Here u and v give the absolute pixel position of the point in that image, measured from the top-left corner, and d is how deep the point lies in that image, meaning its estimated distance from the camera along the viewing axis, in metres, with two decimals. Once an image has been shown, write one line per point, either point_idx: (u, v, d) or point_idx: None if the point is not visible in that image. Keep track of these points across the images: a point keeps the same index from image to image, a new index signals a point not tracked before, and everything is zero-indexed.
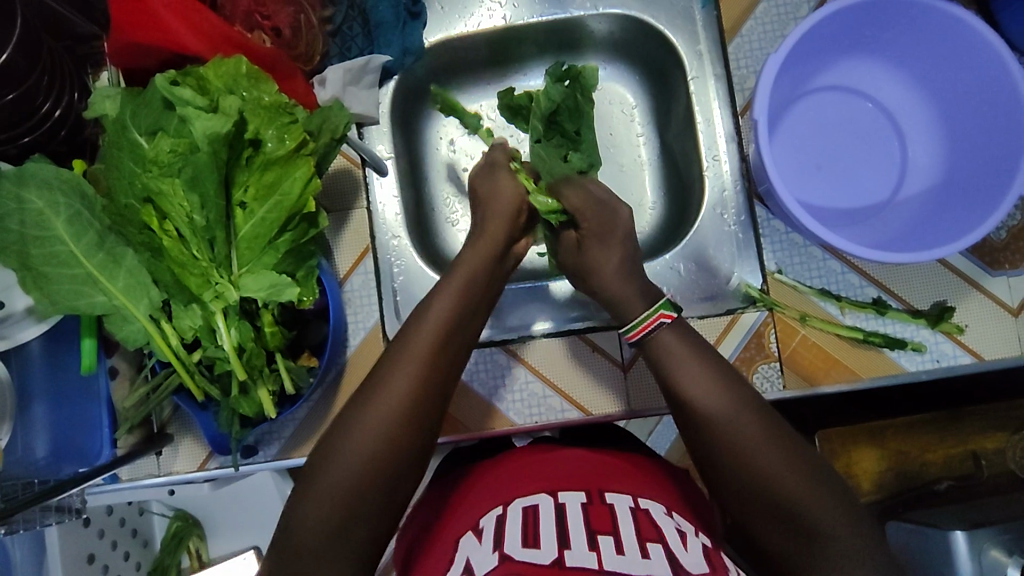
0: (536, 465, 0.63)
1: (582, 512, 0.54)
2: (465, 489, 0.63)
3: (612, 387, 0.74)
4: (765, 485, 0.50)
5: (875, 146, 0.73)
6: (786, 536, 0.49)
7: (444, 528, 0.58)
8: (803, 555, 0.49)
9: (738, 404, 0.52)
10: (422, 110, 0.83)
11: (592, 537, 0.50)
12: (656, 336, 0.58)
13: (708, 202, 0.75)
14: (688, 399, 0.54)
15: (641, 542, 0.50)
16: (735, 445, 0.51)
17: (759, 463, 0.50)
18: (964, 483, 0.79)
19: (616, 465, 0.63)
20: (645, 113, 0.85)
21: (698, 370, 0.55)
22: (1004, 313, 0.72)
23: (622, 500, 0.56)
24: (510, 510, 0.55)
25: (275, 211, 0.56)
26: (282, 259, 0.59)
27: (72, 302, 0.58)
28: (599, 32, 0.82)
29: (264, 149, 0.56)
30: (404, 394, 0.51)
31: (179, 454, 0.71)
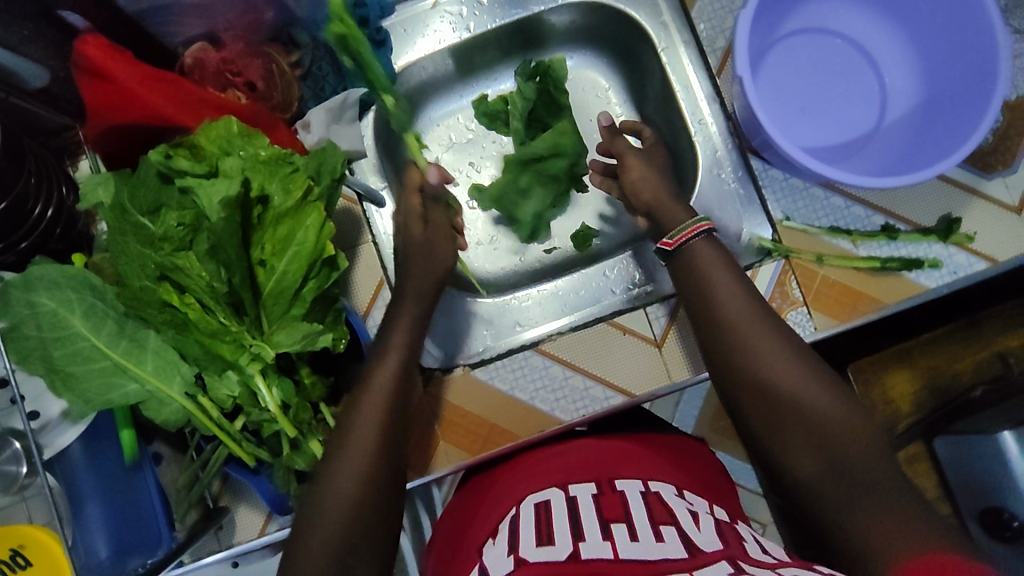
0: (550, 460, 0.66)
1: (596, 504, 0.55)
2: (485, 496, 0.66)
3: (649, 364, 0.74)
4: (791, 407, 0.53)
5: (852, 78, 0.75)
6: (816, 475, 0.51)
7: (470, 535, 0.60)
8: (831, 491, 0.50)
9: (758, 325, 0.58)
10: None
11: (605, 526, 0.51)
12: (692, 244, 0.64)
13: (703, 166, 0.77)
14: (718, 327, 0.59)
15: (654, 526, 0.51)
16: (757, 370, 0.56)
17: (775, 387, 0.54)
18: (995, 381, 0.91)
19: (629, 451, 0.66)
20: (620, 93, 0.89)
21: (733, 289, 0.61)
22: (1007, 213, 0.74)
23: (634, 487, 0.58)
24: (524, 509, 0.58)
25: (294, 263, 0.56)
26: (310, 308, 0.58)
27: (105, 396, 0.57)
28: (561, 23, 0.84)
29: (272, 204, 0.55)
30: (373, 436, 0.54)
31: (237, 525, 0.69)
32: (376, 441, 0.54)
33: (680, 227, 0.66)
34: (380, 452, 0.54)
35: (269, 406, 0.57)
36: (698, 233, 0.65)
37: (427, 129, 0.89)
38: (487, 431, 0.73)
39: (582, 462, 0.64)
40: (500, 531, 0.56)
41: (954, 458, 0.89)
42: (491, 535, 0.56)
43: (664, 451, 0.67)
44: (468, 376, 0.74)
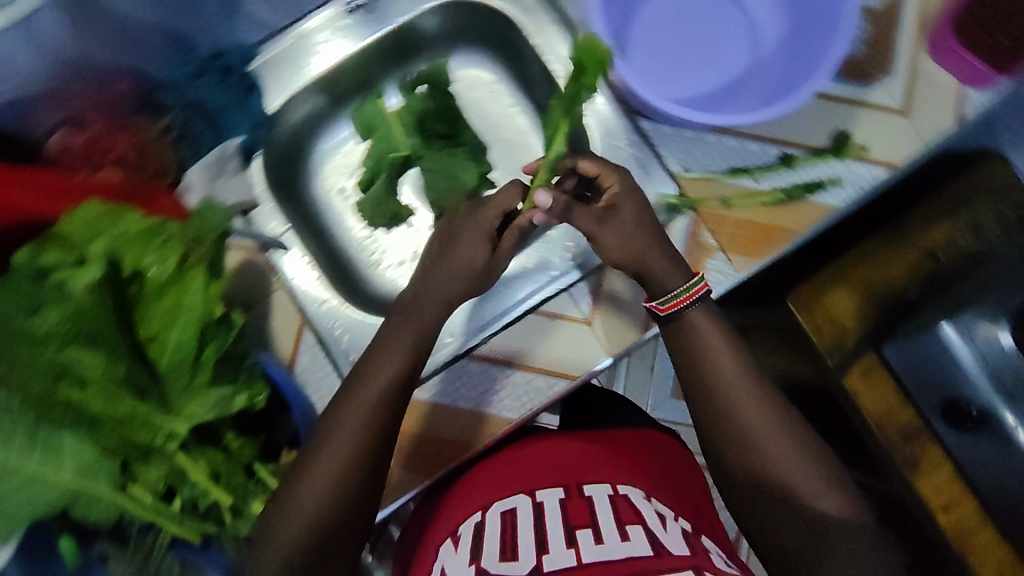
0: (526, 456, 0.82)
1: (563, 509, 0.70)
2: (461, 486, 0.82)
3: (584, 344, 0.74)
4: (777, 487, 0.62)
5: (720, 21, 0.75)
6: (782, 529, 0.61)
7: (441, 527, 0.77)
8: (794, 540, 0.61)
9: (748, 403, 0.63)
10: (301, 171, 0.84)
11: (572, 534, 0.65)
12: (688, 312, 0.66)
13: (598, 138, 0.76)
14: (711, 391, 0.64)
15: (621, 526, 0.65)
16: (746, 435, 0.63)
17: (762, 459, 0.62)
18: (929, 278, 0.93)
19: (595, 451, 0.82)
20: (507, 84, 0.89)
21: (733, 368, 0.64)
22: (895, 116, 0.75)
23: (602, 492, 0.73)
24: (489, 516, 0.73)
25: (186, 330, 0.53)
26: (217, 372, 0.56)
27: (29, 513, 0.47)
28: (429, 27, 0.84)
29: (149, 276, 0.53)
30: (337, 471, 0.59)
31: None
32: (338, 476, 0.59)
33: (681, 285, 0.66)
34: (346, 486, 0.59)
35: (198, 479, 0.56)
36: (695, 297, 0.65)
37: (324, 157, 0.86)
38: (435, 444, 0.73)
39: (552, 466, 0.79)
40: (461, 531, 0.73)
41: (904, 362, 0.92)
42: (451, 537, 0.73)
43: (637, 459, 0.82)
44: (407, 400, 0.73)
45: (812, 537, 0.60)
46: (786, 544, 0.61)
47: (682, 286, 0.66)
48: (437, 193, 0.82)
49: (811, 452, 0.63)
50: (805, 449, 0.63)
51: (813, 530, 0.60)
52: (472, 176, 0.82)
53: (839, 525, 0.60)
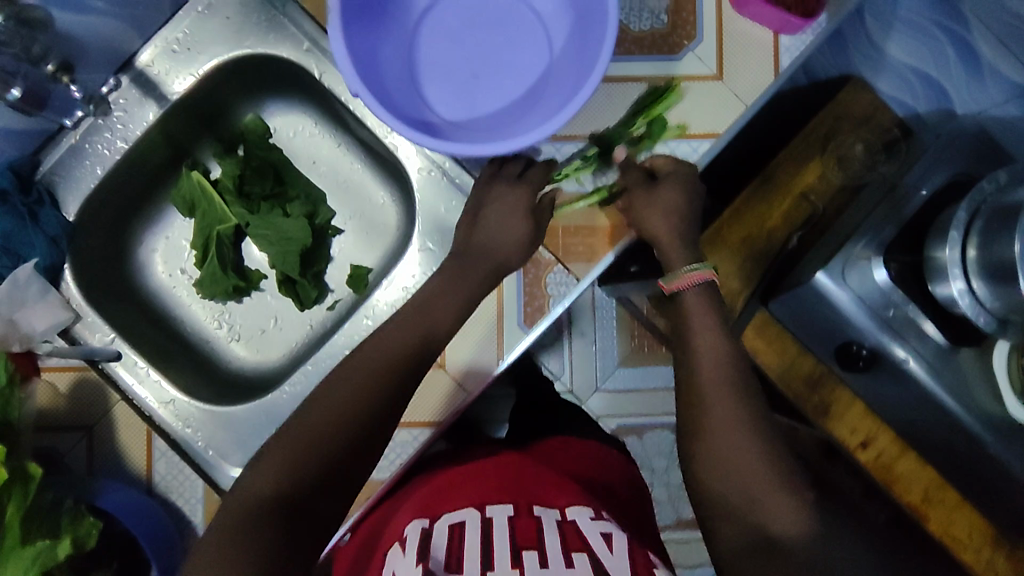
0: (467, 470, 0.71)
1: (510, 527, 0.60)
2: (400, 502, 0.70)
3: (441, 392, 0.78)
4: (727, 467, 0.58)
5: (508, 22, 0.71)
6: (732, 519, 0.57)
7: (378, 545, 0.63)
8: (737, 525, 0.57)
9: (727, 382, 0.61)
10: (132, 265, 0.83)
11: (516, 554, 0.55)
12: (690, 290, 0.65)
13: (417, 170, 0.75)
14: (693, 352, 0.63)
15: (566, 553, 0.56)
16: (706, 411, 0.60)
17: (716, 443, 0.59)
18: (806, 224, 0.92)
19: (542, 473, 0.71)
20: (326, 125, 0.85)
21: (717, 355, 0.62)
22: (713, 84, 0.73)
23: (551, 514, 0.62)
24: (438, 526, 0.61)
25: None
26: (33, 525, 0.55)
27: None
28: (223, 87, 0.79)
29: None
30: (362, 395, 0.57)
31: None
32: (359, 404, 0.57)
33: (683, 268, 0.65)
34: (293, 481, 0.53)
35: None
36: (698, 280, 0.65)
37: (155, 245, 0.84)
38: None
39: (503, 482, 0.67)
40: (406, 536, 0.61)
41: (794, 317, 0.88)
42: (398, 540, 0.61)
43: (581, 483, 0.72)
44: None
45: (733, 502, 0.57)
46: (718, 513, 0.58)
47: (682, 269, 0.65)
48: (274, 257, 0.79)
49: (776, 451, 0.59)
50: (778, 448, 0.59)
51: (744, 491, 0.57)
52: (304, 231, 0.79)
53: (776, 501, 0.56)
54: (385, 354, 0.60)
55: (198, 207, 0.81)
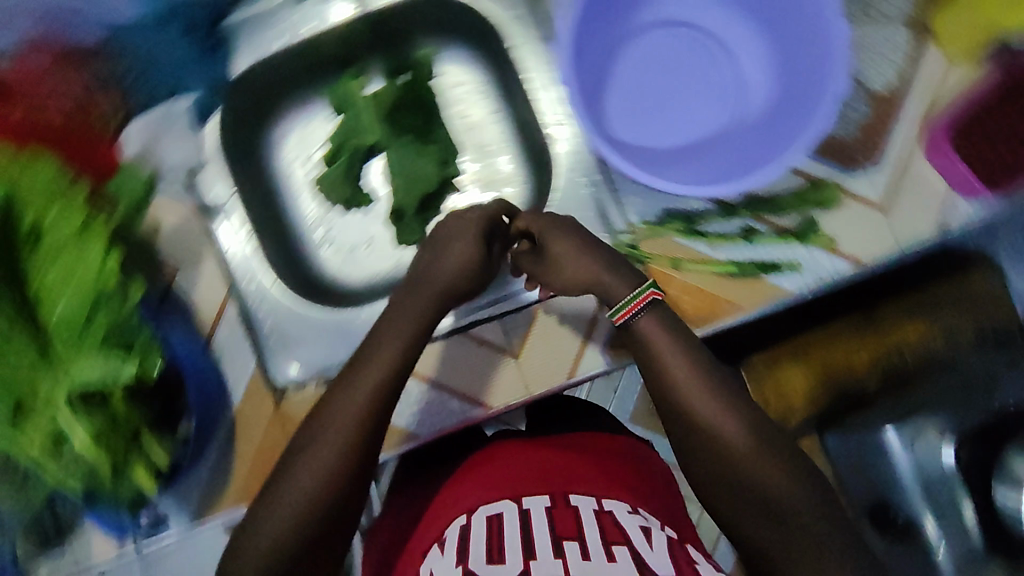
0: (494, 475, 0.74)
1: (548, 517, 0.63)
2: (436, 501, 0.75)
3: (505, 376, 0.73)
4: (760, 495, 0.53)
5: (706, 72, 0.72)
6: (766, 531, 0.53)
7: (420, 536, 0.70)
8: (775, 543, 0.53)
9: (707, 394, 0.57)
10: (263, 139, 0.83)
11: (558, 543, 0.58)
12: (640, 319, 0.60)
13: (563, 167, 0.74)
14: (675, 393, 0.57)
15: (607, 546, 0.58)
16: (710, 436, 0.55)
17: (736, 467, 0.54)
18: (894, 376, 0.90)
19: (576, 466, 0.74)
20: (490, 90, 0.86)
21: (689, 370, 0.57)
22: (870, 211, 0.71)
23: (586, 504, 0.66)
24: (475, 519, 0.65)
25: (80, 293, 0.57)
26: (107, 340, 0.57)
27: None
28: (416, 17, 0.83)
29: (45, 235, 0.57)
30: (345, 439, 0.56)
31: (87, 551, 0.69)
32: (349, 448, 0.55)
33: (625, 296, 0.62)
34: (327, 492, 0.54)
35: (77, 441, 0.56)
36: (643, 303, 0.61)
37: (291, 130, 0.85)
38: None
39: (541, 477, 0.72)
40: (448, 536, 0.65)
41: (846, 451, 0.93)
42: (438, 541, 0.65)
43: (608, 466, 0.76)
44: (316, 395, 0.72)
45: (779, 526, 0.52)
46: (755, 542, 0.54)
47: (627, 296, 0.62)
48: (395, 188, 0.81)
49: (750, 412, 0.56)
50: (779, 441, 0.55)
51: (777, 519, 0.53)
52: (432, 175, 0.81)
53: (809, 509, 0.52)
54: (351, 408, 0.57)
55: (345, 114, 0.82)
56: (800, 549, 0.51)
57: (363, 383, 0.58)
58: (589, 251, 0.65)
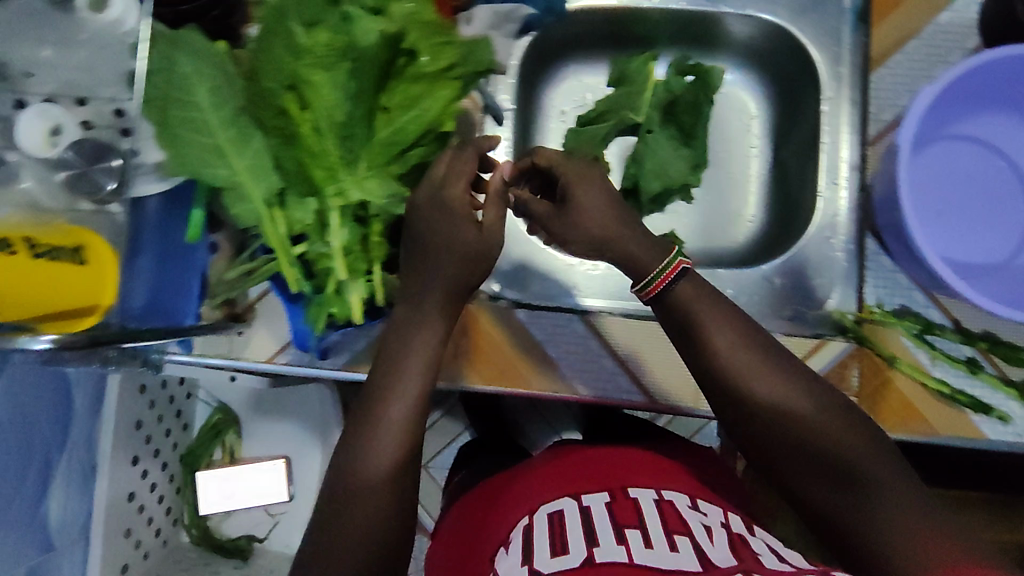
0: (542, 477, 0.72)
1: (609, 510, 0.62)
2: (501, 496, 0.73)
3: (678, 380, 0.74)
4: (825, 467, 0.55)
5: (1002, 207, 0.71)
6: (820, 485, 0.55)
7: (493, 532, 0.67)
8: (834, 496, 0.55)
9: (756, 361, 0.58)
10: (545, 74, 0.87)
11: (620, 532, 0.57)
12: (676, 288, 0.60)
13: (817, 222, 0.73)
14: (721, 368, 0.59)
15: (668, 534, 0.57)
16: (764, 408, 0.57)
17: (795, 437, 0.56)
18: None
19: (632, 460, 0.72)
20: (765, 127, 0.85)
21: (733, 334, 0.59)
22: None
23: (647, 494, 0.65)
24: (537, 517, 0.63)
25: (413, 123, 0.59)
26: (406, 170, 0.63)
27: (198, 168, 0.62)
28: (737, 34, 0.82)
29: (416, 62, 0.58)
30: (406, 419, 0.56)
31: (248, 346, 0.72)
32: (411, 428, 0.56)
33: (656, 267, 0.61)
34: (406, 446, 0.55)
35: (333, 242, 0.62)
36: (677, 273, 0.60)
37: (570, 77, 0.88)
38: (501, 367, 0.74)
39: (591, 476, 0.70)
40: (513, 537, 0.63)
41: None
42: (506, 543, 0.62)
43: (665, 464, 0.73)
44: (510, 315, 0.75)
45: (851, 495, 0.54)
46: (825, 507, 0.55)
47: (657, 267, 0.61)
48: (642, 169, 0.81)
49: (815, 392, 0.57)
50: (837, 409, 0.57)
51: (849, 488, 0.54)
52: (679, 175, 0.81)
53: (884, 473, 0.53)
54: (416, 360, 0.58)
55: (626, 85, 0.83)
56: (875, 515, 0.52)
57: (420, 328, 0.59)
58: (728, 318, 0.59)
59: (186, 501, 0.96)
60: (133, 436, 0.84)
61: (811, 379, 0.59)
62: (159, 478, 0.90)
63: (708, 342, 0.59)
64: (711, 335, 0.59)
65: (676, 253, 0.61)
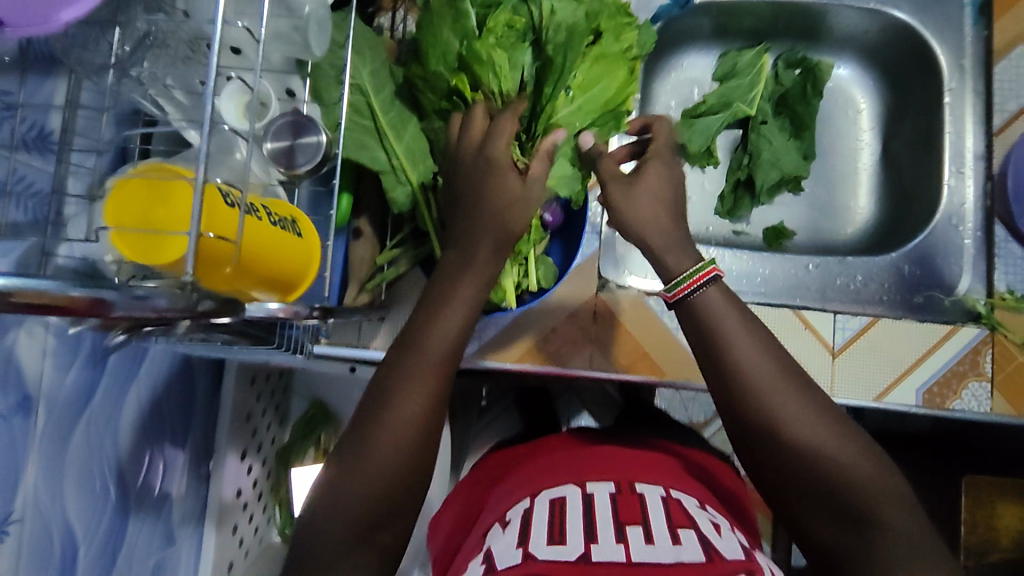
0: (535, 467, 0.69)
1: (612, 503, 0.58)
2: (507, 479, 0.69)
3: (817, 373, 0.71)
4: (837, 493, 0.49)
5: None
6: (827, 520, 0.50)
7: (484, 515, 0.63)
8: (839, 532, 0.49)
9: (777, 378, 0.52)
10: (657, 65, 0.87)
11: (620, 529, 0.54)
12: (699, 295, 0.54)
13: (943, 211, 0.75)
14: (741, 378, 0.52)
15: (672, 529, 0.54)
16: (781, 423, 0.51)
17: (805, 457, 0.50)
18: None
19: (647, 463, 0.67)
20: (874, 118, 0.86)
21: (758, 345, 0.52)
22: None
23: (653, 491, 0.61)
24: (538, 501, 0.60)
25: (590, 105, 0.61)
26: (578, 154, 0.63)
27: (358, 151, 0.61)
28: (853, 28, 0.83)
29: (601, 43, 0.59)
30: (419, 423, 0.48)
31: (379, 332, 0.73)
32: (419, 436, 0.48)
33: (683, 272, 0.54)
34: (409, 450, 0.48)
35: None
36: (708, 278, 0.54)
37: (678, 68, 0.88)
38: (637, 356, 0.74)
39: (603, 466, 0.66)
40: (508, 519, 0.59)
41: None
42: (500, 522, 0.59)
43: (671, 468, 0.68)
44: (640, 301, 0.75)
45: (857, 529, 0.49)
46: (825, 537, 0.50)
47: (684, 272, 0.54)
48: (755, 160, 0.82)
49: (830, 416, 0.51)
50: (853, 439, 0.51)
51: (861, 522, 0.48)
52: (793, 166, 0.82)
53: (895, 512, 0.48)
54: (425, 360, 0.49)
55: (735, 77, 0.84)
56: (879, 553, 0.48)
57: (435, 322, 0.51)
58: (752, 330, 0.53)
59: (278, 502, 0.91)
60: (243, 430, 0.81)
61: (831, 405, 0.53)
62: (259, 474, 0.86)
63: (725, 350, 0.52)
64: (730, 345, 0.52)
65: (707, 261, 0.55)
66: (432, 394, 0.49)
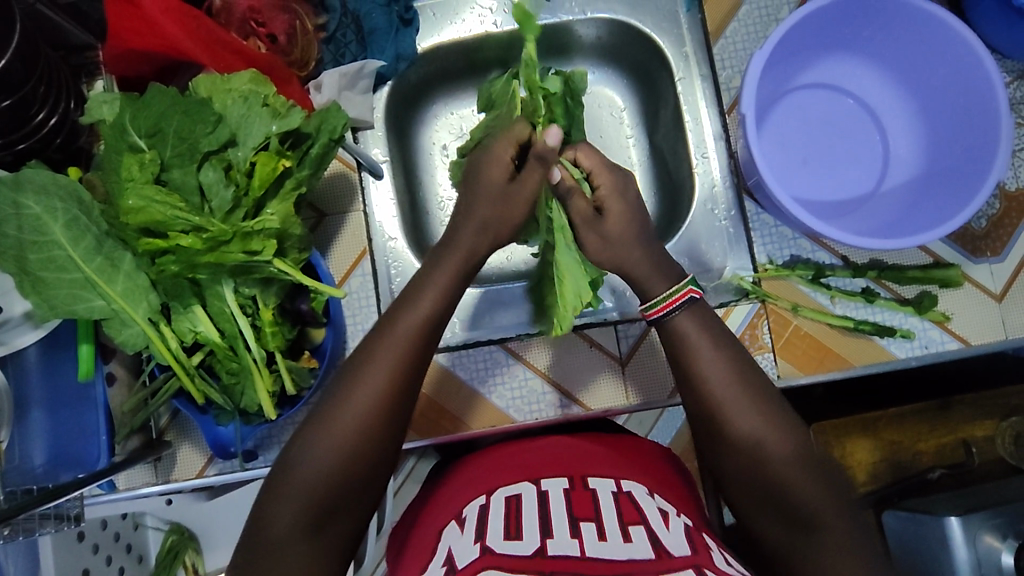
0: (517, 456, 0.63)
1: (567, 500, 0.53)
2: (451, 479, 0.63)
3: (613, 381, 0.76)
4: (779, 488, 0.49)
5: (857, 140, 0.74)
6: (776, 522, 0.49)
7: (427, 523, 0.58)
8: (787, 536, 0.48)
9: (740, 395, 0.51)
10: (416, 115, 0.83)
11: (574, 525, 0.49)
12: (674, 317, 0.56)
13: (698, 200, 0.76)
14: (684, 362, 0.54)
15: (622, 525, 0.49)
16: (728, 423, 0.51)
17: (756, 453, 0.50)
18: (955, 467, 0.83)
19: (598, 451, 0.63)
20: (635, 115, 0.85)
21: (713, 347, 0.54)
22: (987, 300, 0.73)
23: (606, 485, 0.56)
24: (494, 497, 0.55)
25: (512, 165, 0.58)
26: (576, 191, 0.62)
27: (71, 307, 0.59)
28: (587, 37, 0.82)
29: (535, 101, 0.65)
30: (374, 408, 0.50)
31: (177, 462, 0.72)
32: (374, 422, 0.50)
33: (658, 293, 0.57)
34: (362, 452, 0.49)
35: (239, 324, 0.61)
36: (681, 302, 0.56)
37: (441, 114, 0.84)
38: (437, 416, 0.75)
39: (557, 459, 0.61)
40: (465, 515, 0.55)
41: (908, 535, 0.77)
42: (455, 518, 0.55)
43: (630, 453, 0.64)
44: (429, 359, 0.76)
45: (801, 530, 0.47)
46: (771, 537, 0.49)
47: (660, 294, 0.57)
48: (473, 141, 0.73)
49: (790, 429, 0.51)
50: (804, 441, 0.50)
51: (802, 522, 0.47)
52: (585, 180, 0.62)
53: (839, 523, 0.47)
54: (375, 388, 0.51)
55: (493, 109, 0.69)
56: (808, 556, 0.46)
57: (380, 355, 0.52)
58: (719, 345, 0.54)
59: None
60: None
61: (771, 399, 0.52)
62: None
63: (690, 352, 0.54)
64: (693, 350, 0.54)
65: (686, 281, 0.57)
66: (386, 386, 0.51)
